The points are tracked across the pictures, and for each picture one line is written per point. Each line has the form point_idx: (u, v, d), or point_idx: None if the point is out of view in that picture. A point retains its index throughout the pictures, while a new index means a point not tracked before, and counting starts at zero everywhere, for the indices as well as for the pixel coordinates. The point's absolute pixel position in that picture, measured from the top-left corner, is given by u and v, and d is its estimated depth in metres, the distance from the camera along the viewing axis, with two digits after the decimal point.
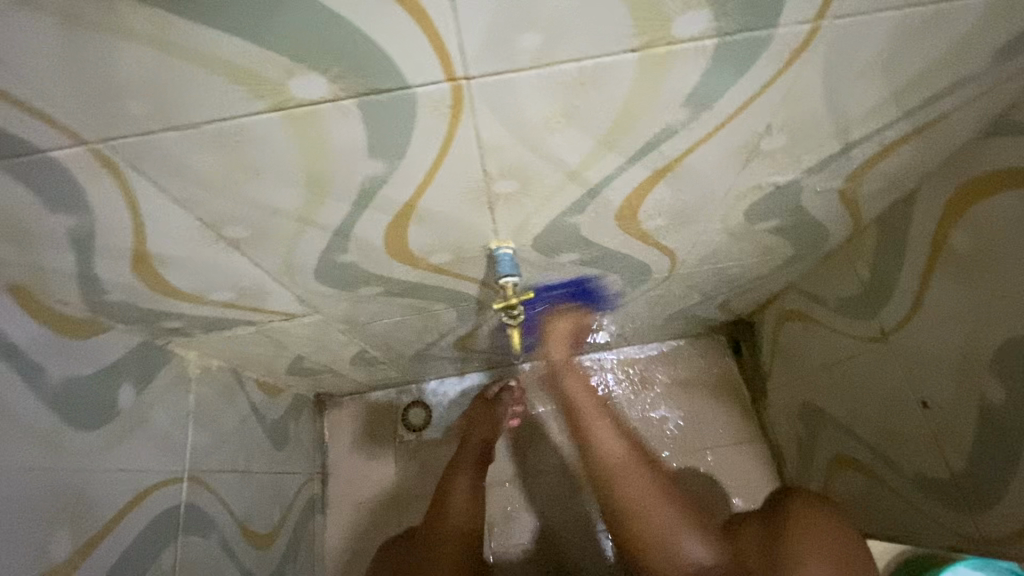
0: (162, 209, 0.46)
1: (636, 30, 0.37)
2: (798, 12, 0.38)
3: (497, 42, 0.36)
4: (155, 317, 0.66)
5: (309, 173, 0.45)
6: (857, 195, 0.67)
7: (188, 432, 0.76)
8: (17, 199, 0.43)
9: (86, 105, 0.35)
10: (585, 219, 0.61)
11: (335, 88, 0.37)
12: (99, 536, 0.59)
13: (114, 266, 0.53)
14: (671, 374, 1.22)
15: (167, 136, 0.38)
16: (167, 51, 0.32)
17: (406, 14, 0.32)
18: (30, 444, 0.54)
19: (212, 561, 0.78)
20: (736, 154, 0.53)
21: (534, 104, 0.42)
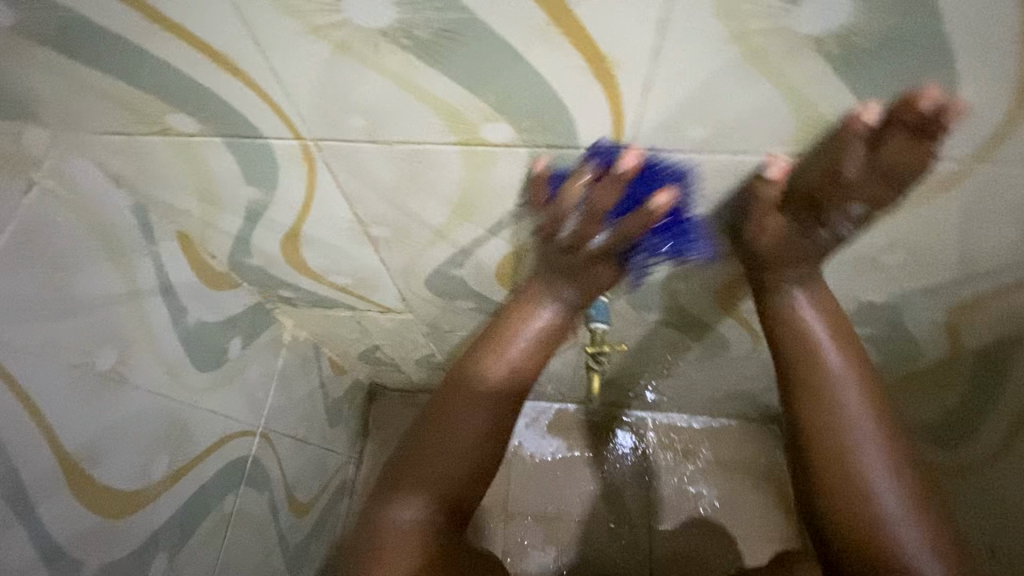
0: (330, 199, 0.53)
1: (798, 141, 0.40)
2: (957, 153, 0.40)
3: (670, 127, 0.40)
4: (276, 284, 0.73)
5: (462, 197, 0.50)
6: (962, 326, 0.66)
7: (270, 391, 0.82)
8: (225, 168, 0.50)
9: (316, 112, 0.41)
10: (686, 286, 0.63)
11: (518, 136, 0.42)
12: (187, 467, 0.65)
13: (268, 235, 0.61)
14: (715, 452, 1.20)
15: (365, 146, 0.45)
16: (400, 85, 0.38)
17: (603, 93, 0.37)
18: (161, 372, 0.60)
19: (259, 516, 0.82)
20: (852, 262, 0.55)
21: (680, 181, 0.46)
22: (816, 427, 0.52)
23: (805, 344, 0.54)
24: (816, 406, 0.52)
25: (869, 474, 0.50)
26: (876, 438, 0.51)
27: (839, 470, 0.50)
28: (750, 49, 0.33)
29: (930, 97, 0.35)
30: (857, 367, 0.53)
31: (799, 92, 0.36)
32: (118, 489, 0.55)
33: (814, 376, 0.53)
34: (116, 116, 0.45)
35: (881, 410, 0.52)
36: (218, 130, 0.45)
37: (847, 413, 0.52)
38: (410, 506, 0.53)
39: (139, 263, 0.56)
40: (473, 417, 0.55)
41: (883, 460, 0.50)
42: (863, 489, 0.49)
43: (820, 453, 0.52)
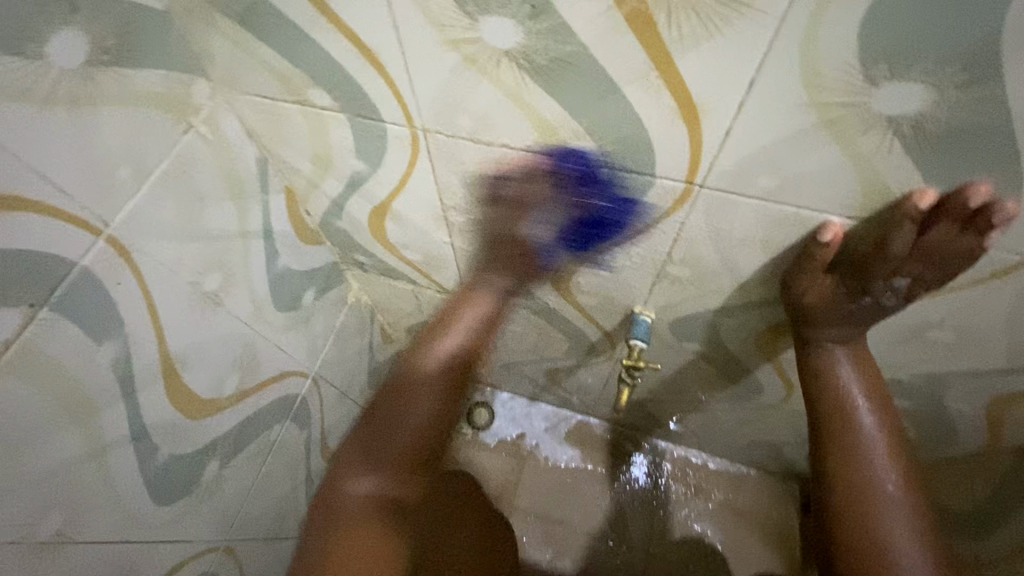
0: (422, 183, 0.60)
1: (860, 206, 0.43)
2: (1014, 245, 0.42)
3: (741, 174, 0.44)
4: (354, 248, 0.82)
5: (539, 201, 0.56)
6: (1004, 419, 0.66)
7: (328, 343, 0.91)
8: (342, 140, 0.58)
9: (433, 107, 0.48)
10: (730, 323, 0.66)
11: (601, 157, 0.47)
12: (251, 390, 0.74)
13: (361, 204, 0.68)
14: (728, 497, 1.20)
15: (466, 142, 0.51)
16: (510, 97, 0.44)
17: (686, 133, 0.42)
18: (249, 304, 0.69)
19: (296, 451, 0.91)
20: (898, 332, 0.56)
21: (741, 224, 0.49)
22: (844, 483, 0.56)
23: (841, 403, 0.57)
24: (844, 462, 0.56)
25: (891, 532, 0.53)
26: (898, 501, 0.54)
27: (861, 522, 0.54)
28: (826, 118, 0.37)
29: (982, 192, 0.38)
30: (886, 431, 0.57)
31: (868, 161, 0.39)
32: (196, 395, 0.64)
33: (844, 421, 0.57)
34: (267, 82, 0.54)
35: (906, 476, 0.56)
36: (347, 108, 0.53)
37: (875, 474, 0.55)
38: (367, 477, 0.60)
39: (253, 208, 0.65)
40: (426, 393, 0.62)
41: (906, 525, 0.53)
42: (887, 547, 0.52)
43: (847, 508, 0.55)
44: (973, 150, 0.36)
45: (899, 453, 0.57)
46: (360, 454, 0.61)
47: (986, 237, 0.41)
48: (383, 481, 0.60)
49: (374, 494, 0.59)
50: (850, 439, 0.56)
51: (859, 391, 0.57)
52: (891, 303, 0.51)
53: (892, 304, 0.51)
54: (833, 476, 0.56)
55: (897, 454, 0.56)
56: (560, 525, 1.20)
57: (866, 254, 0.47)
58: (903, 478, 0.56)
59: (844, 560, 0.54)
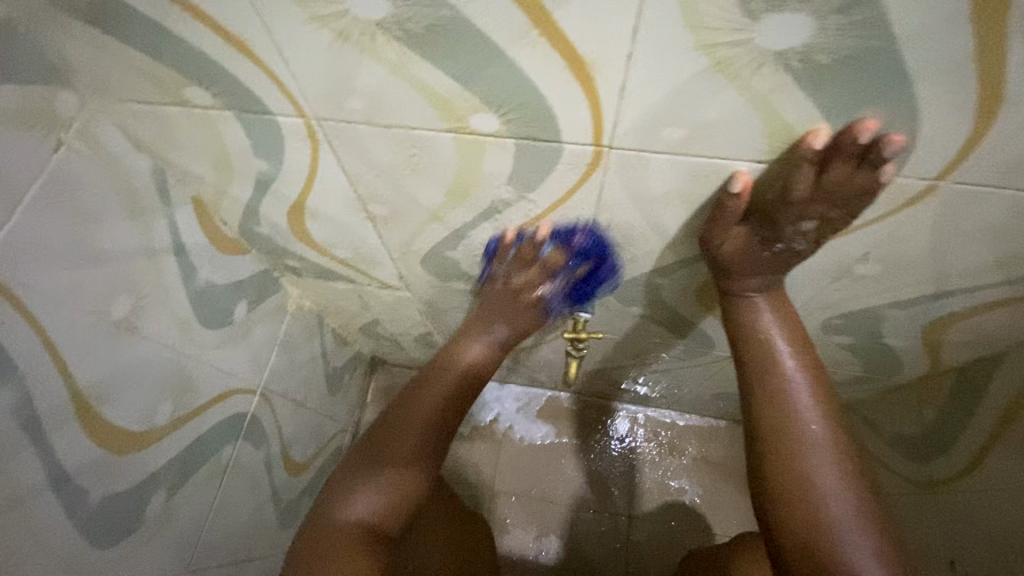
0: (331, 175, 0.56)
1: (767, 149, 0.42)
2: (920, 170, 0.41)
3: (645, 130, 0.42)
4: (283, 253, 0.78)
5: (455, 180, 0.53)
6: (940, 341, 0.67)
7: (273, 354, 0.87)
8: (237, 141, 0.54)
9: (320, 93, 0.45)
10: (669, 283, 0.66)
11: (504, 128, 0.45)
12: (190, 415, 0.70)
13: (275, 206, 0.65)
14: (701, 450, 1.22)
15: (364, 127, 0.48)
16: (395, 73, 0.41)
17: (581, 92, 0.40)
18: (170, 326, 0.64)
19: (256, 470, 0.88)
20: (828, 271, 0.57)
21: (658, 181, 0.48)
22: (767, 426, 0.53)
23: (761, 347, 0.56)
24: (767, 404, 0.54)
25: (816, 474, 0.50)
26: (822, 440, 0.52)
27: (786, 465, 0.51)
28: (716, 60, 0.35)
29: (869, 129, 0.38)
30: (809, 372, 0.55)
31: (766, 101, 0.37)
32: (123, 430, 0.60)
33: (764, 367, 0.55)
34: (138, 84, 0.49)
35: (831, 416, 0.54)
36: (230, 104, 0.49)
37: (797, 414, 0.53)
38: (366, 496, 0.58)
39: (157, 224, 0.61)
40: (429, 400, 0.65)
41: (831, 464, 0.51)
42: (813, 486, 0.50)
43: (771, 450, 0.52)
44: (866, 80, 0.35)
45: (823, 393, 0.55)
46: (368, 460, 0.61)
47: (880, 171, 0.41)
48: (382, 499, 0.58)
49: (406, 476, 0.60)
50: (772, 382, 0.55)
51: (781, 336, 0.56)
52: (805, 247, 0.51)
53: (806, 248, 0.51)
54: (757, 421, 0.54)
55: (820, 394, 0.54)
56: (541, 502, 1.21)
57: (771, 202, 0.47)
58: (827, 417, 0.53)
59: (773, 511, 0.51)
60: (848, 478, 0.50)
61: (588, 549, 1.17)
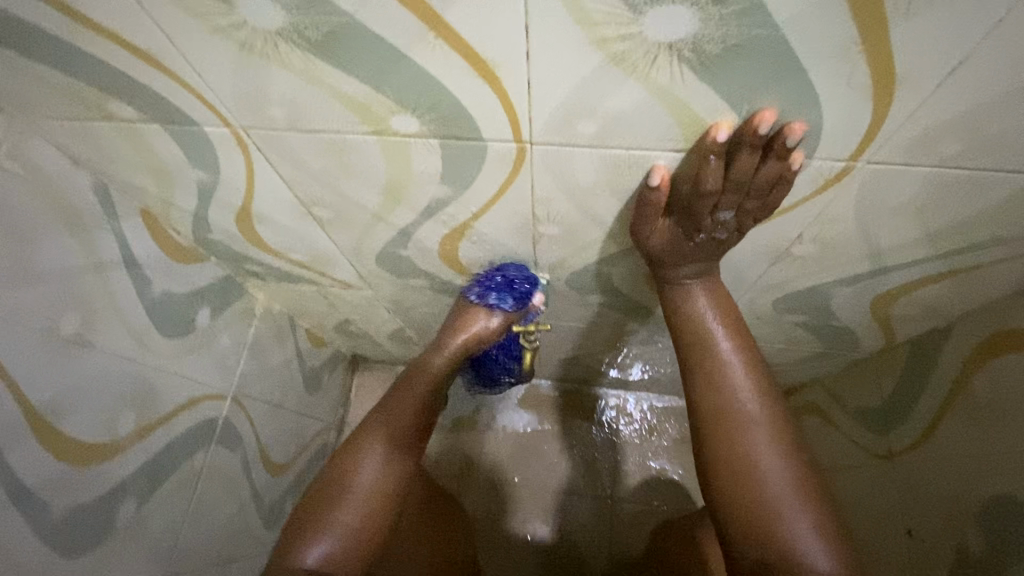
0: (271, 181, 0.57)
1: (681, 137, 0.42)
2: (833, 151, 0.42)
3: (560, 124, 0.42)
4: (241, 259, 0.78)
5: (390, 182, 0.53)
6: (889, 315, 0.68)
7: (242, 359, 0.88)
8: (171, 153, 0.54)
9: (238, 102, 0.45)
10: (618, 271, 0.66)
11: (425, 128, 0.45)
12: (156, 423, 0.71)
13: (223, 214, 0.65)
14: (680, 431, 1.24)
15: (290, 133, 0.48)
16: (307, 79, 0.41)
17: (490, 91, 0.40)
18: (126, 337, 0.65)
19: (233, 472, 0.90)
20: (767, 252, 0.57)
21: (584, 173, 0.48)
22: (709, 411, 0.55)
23: (699, 333, 0.57)
24: (707, 389, 0.56)
25: (756, 455, 0.52)
26: (761, 421, 0.54)
27: (728, 448, 0.53)
28: (611, 54, 0.35)
29: (767, 119, 0.38)
30: (744, 355, 0.57)
31: (669, 91, 0.38)
32: (85, 442, 0.61)
33: (704, 353, 0.57)
34: (62, 102, 0.49)
35: (768, 396, 0.55)
36: (156, 117, 0.49)
37: (736, 398, 0.55)
38: (372, 466, 0.62)
39: (102, 237, 0.62)
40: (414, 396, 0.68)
41: (770, 445, 0.53)
42: (752, 467, 0.52)
43: (713, 434, 0.54)
44: (760, 67, 0.35)
45: (760, 373, 0.56)
46: (361, 438, 0.65)
47: (787, 160, 0.42)
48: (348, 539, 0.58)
49: (385, 475, 0.62)
50: (710, 367, 0.56)
51: (718, 321, 0.57)
52: (728, 235, 0.53)
53: (729, 237, 0.53)
54: (699, 407, 0.56)
55: (757, 375, 0.56)
56: (524, 489, 1.22)
57: (688, 195, 0.47)
58: (764, 397, 0.55)
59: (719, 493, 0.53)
60: (788, 456, 0.52)
61: (572, 533, 1.18)
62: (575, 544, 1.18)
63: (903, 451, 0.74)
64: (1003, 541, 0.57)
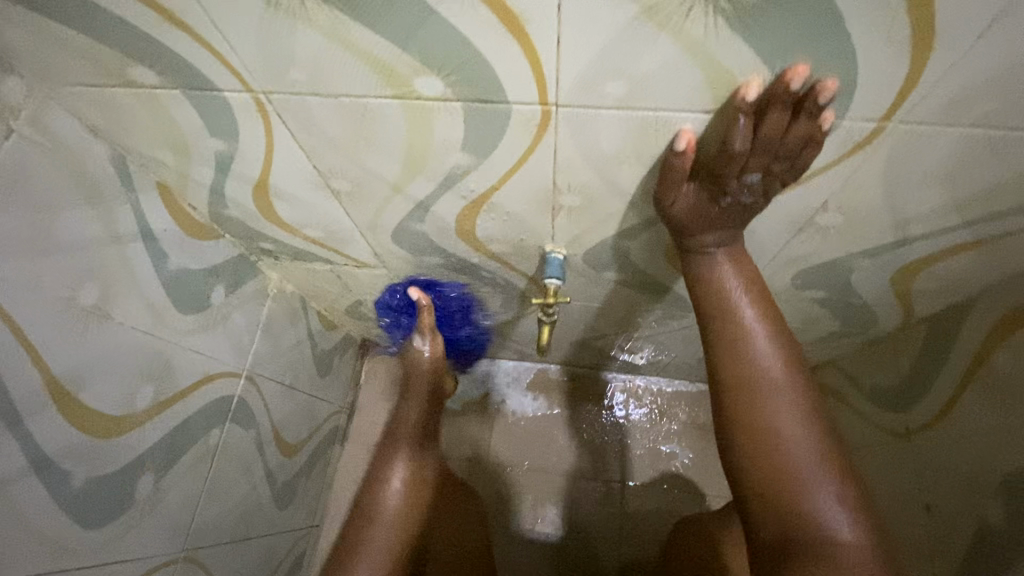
0: (289, 151, 0.56)
1: (711, 96, 0.41)
2: (865, 111, 0.41)
3: (587, 85, 0.42)
4: (256, 236, 0.78)
5: (410, 150, 0.53)
6: (910, 290, 0.67)
7: (255, 338, 0.88)
8: (190, 121, 0.54)
9: (261, 65, 0.45)
10: (636, 245, 0.66)
11: (449, 91, 0.45)
12: (173, 399, 0.71)
13: (240, 187, 0.65)
14: (691, 415, 1.24)
15: (311, 98, 0.48)
16: (331, 38, 0.41)
17: (518, 48, 0.39)
18: (143, 311, 0.65)
19: (247, 451, 0.90)
20: (790, 223, 0.57)
21: (609, 138, 0.48)
22: (733, 380, 0.55)
23: (722, 301, 0.57)
24: (731, 358, 0.55)
25: (779, 423, 0.52)
26: (784, 390, 0.54)
27: (751, 417, 0.53)
28: (644, 5, 0.35)
29: (800, 75, 0.38)
30: (768, 321, 0.56)
31: (701, 46, 0.37)
32: (104, 414, 0.61)
33: (727, 321, 0.56)
34: (82, 68, 0.49)
35: (792, 362, 0.55)
36: (176, 82, 0.48)
37: (759, 366, 0.54)
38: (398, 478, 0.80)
39: (120, 210, 0.61)
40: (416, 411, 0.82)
41: (792, 413, 0.53)
42: (774, 435, 0.52)
43: (735, 402, 0.54)
44: (797, 18, 0.35)
45: (784, 339, 0.56)
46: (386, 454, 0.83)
47: (817, 120, 0.41)
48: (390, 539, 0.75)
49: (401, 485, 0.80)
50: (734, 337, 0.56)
51: (741, 288, 0.57)
52: (754, 200, 0.52)
53: (755, 202, 0.52)
54: (722, 377, 0.56)
55: (781, 343, 0.56)
56: (534, 473, 1.23)
57: (715, 157, 0.47)
58: (787, 363, 0.55)
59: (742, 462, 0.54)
60: (811, 424, 0.52)
61: (581, 515, 1.20)
62: (585, 526, 1.19)
63: (920, 428, 0.74)
64: None
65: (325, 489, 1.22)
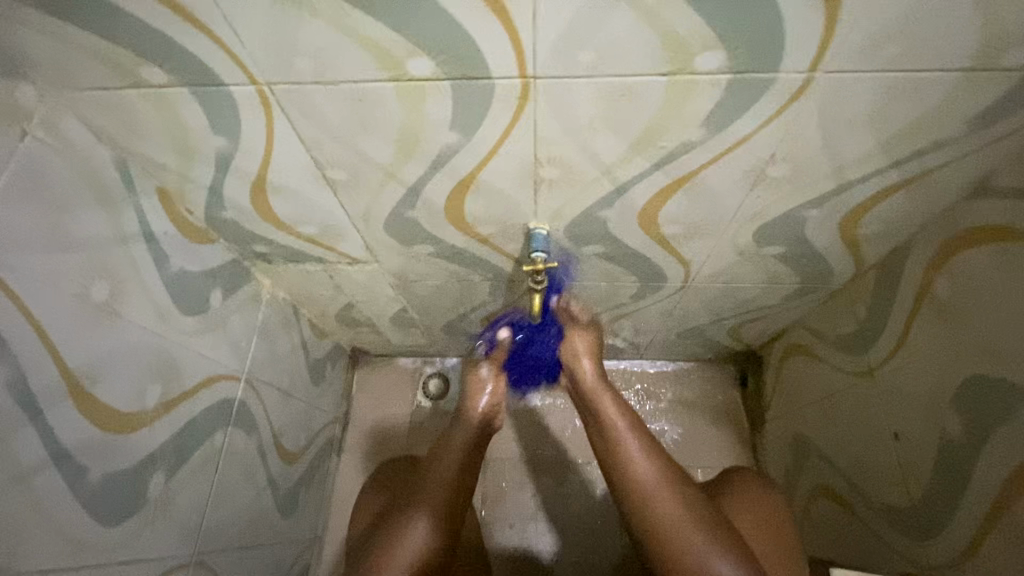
0: (289, 144, 0.61)
1: (666, 59, 0.48)
2: (796, 63, 0.48)
3: (560, 56, 0.48)
4: (251, 239, 0.81)
5: (404, 133, 0.58)
6: (856, 236, 0.76)
7: (252, 343, 0.90)
8: (196, 119, 0.58)
9: (267, 57, 0.50)
10: (611, 215, 0.72)
11: (439, 71, 0.50)
12: (179, 399, 0.73)
13: (239, 186, 0.69)
14: (676, 393, 1.28)
15: (312, 87, 0.53)
16: (334, 27, 0.46)
17: (501, 26, 0.45)
18: (148, 310, 0.67)
19: (250, 456, 0.90)
20: (745, 177, 0.64)
21: (582, 106, 0.54)
22: (626, 488, 0.66)
23: (608, 429, 0.70)
24: (620, 468, 0.67)
25: (664, 515, 0.63)
26: (671, 496, 0.64)
27: (647, 515, 0.64)
28: None
29: (692, 120, 0.55)
30: (635, 426, 0.69)
31: (655, 13, 0.44)
32: (116, 409, 0.62)
33: (608, 432, 0.70)
34: (95, 71, 0.53)
35: (658, 461, 0.67)
36: (186, 80, 0.53)
37: (637, 471, 0.66)
38: (424, 516, 0.70)
39: (123, 212, 0.64)
40: (461, 433, 0.77)
41: (671, 503, 0.64)
42: (669, 530, 0.62)
43: (634, 510, 0.65)
44: None
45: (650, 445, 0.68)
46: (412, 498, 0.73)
47: (734, 143, 0.58)
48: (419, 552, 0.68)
49: (434, 534, 0.69)
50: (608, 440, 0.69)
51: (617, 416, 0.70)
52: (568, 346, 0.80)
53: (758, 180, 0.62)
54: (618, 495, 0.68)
55: (655, 457, 0.67)
56: (533, 463, 1.23)
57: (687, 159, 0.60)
58: (654, 463, 0.66)
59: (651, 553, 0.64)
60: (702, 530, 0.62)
61: (579, 503, 1.19)
62: (584, 514, 1.18)
63: (882, 363, 0.81)
64: (978, 417, 0.64)
65: (325, 500, 1.22)
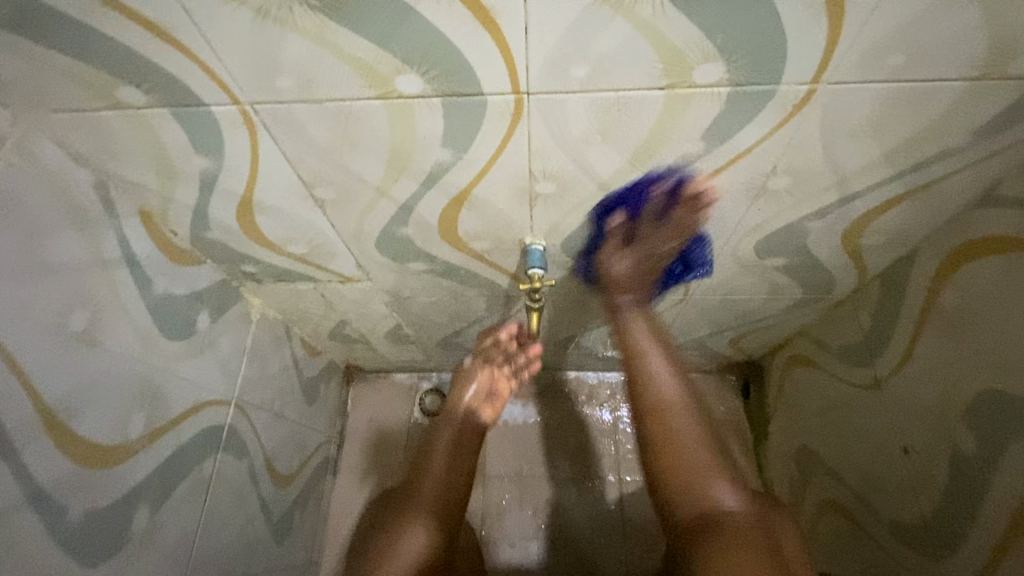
0: (274, 163, 0.59)
1: (664, 72, 0.47)
2: (798, 74, 0.47)
3: (554, 70, 0.47)
4: (239, 259, 0.79)
5: (393, 151, 0.56)
6: (860, 246, 0.74)
7: (242, 365, 0.87)
8: (177, 140, 0.56)
9: (249, 76, 0.48)
10: (609, 229, 0.70)
11: (428, 87, 0.48)
12: (165, 427, 0.70)
13: (224, 207, 0.66)
14: None
15: (296, 106, 0.51)
16: (318, 45, 0.44)
17: (492, 41, 0.44)
18: (131, 337, 0.65)
19: (241, 482, 0.88)
20: (746, 190, 0.62)
21: (577, 121, 0.52)
22: (651, 397, 0.71)
23: (638, 349, 0.74)
24: (645, 378, 0.72)
25: (681, 430, 0.69)
26: (684, 413, 0.70)
27: (661, 424, 0.69)
28: None
29: (690, 133, 0.53)
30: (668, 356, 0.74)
31: (652, 26, 0.42)
32: (97, 442, 0.60)
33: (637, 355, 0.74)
34: (70, 92, 0.51)
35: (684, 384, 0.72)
36: (165, 100, 0.51)
37: (661, 386, 0.71)
38: (419, 527, 0.69)
39: (103, 236, 0.62)
40: (444, 445, 0.78)
41: (688, 423, 0.69)
42: (683, 448, 0.68)
43: (652, 419, 0.70)
44: None
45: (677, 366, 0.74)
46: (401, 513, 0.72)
47: (734, 155, 0.57)
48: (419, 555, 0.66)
49: (431, 542, 0.68)
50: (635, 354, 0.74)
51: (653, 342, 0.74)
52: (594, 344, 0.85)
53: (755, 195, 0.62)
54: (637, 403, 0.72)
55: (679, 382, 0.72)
56: (534, 479, 1.20)
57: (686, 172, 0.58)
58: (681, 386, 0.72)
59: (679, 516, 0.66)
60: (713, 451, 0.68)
61: (582, 520, 1.17)
62: (587, 533, 1.16)
63: (889, 375, 0.79)
64: (990, 433, 0.62)
65: (321, 522, 1.19)
